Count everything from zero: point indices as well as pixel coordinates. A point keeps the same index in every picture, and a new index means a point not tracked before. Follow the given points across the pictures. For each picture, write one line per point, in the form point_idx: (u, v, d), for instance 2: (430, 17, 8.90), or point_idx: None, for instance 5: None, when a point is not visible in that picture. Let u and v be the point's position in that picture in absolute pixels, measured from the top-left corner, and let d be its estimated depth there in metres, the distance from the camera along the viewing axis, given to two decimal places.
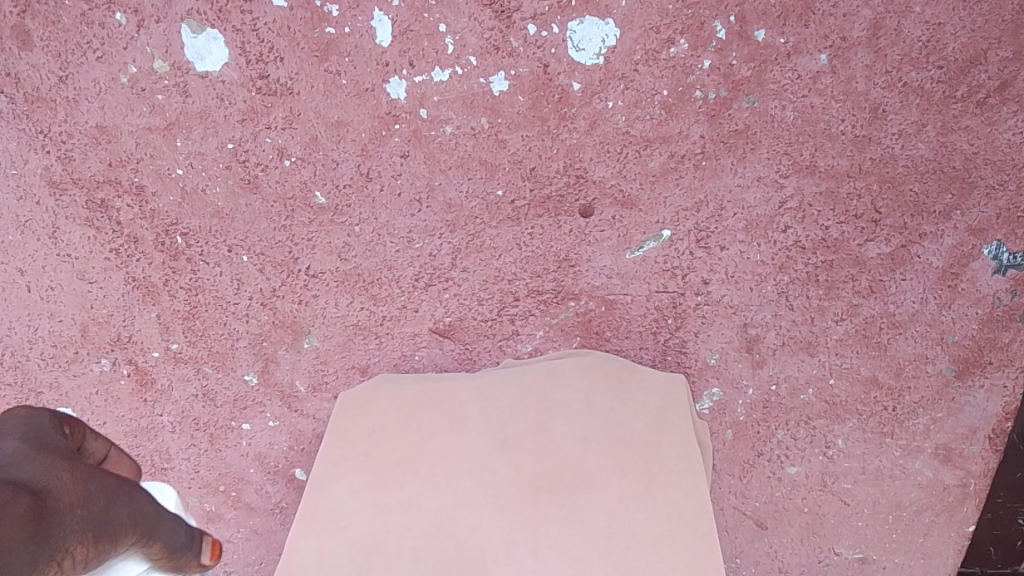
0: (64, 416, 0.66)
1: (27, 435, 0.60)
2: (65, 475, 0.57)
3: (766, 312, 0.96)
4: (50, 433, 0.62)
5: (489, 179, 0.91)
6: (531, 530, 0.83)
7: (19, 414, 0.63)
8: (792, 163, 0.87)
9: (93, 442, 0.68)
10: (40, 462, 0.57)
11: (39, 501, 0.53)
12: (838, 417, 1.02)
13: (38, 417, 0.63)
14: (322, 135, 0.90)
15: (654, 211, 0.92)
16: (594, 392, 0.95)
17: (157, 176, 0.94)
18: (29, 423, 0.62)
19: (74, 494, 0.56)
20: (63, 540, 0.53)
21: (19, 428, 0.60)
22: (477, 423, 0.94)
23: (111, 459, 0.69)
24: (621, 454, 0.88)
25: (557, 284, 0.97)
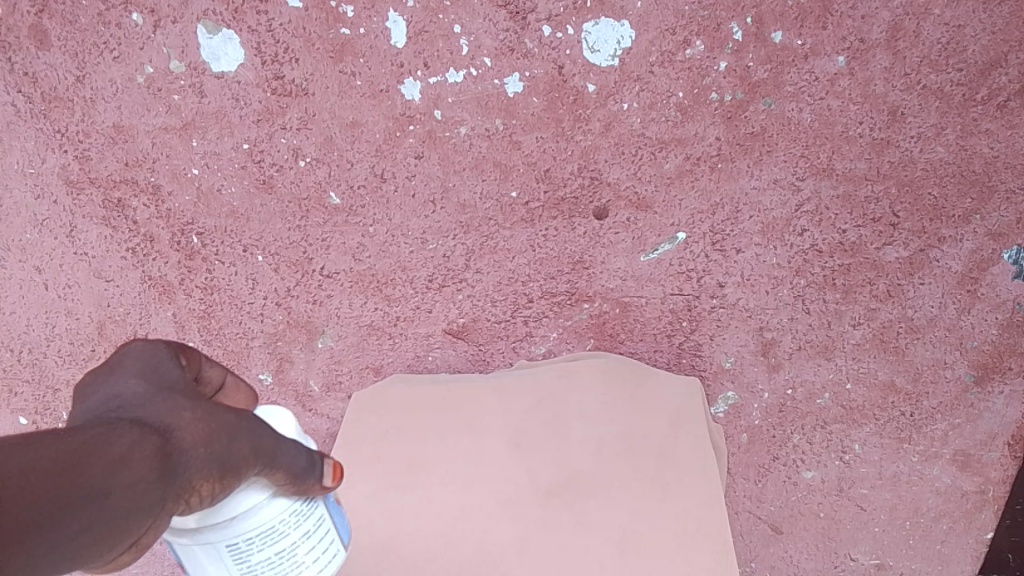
0: (179, 345, 0.59)
1: (142, 370, 0.53)
2: (187, 411, 0.50)
3: (782, 316, 0.95)
4: (166, 366, 0.54)
5: (504, 181, 0.91)
6: (547, 542, 0.86)
7: (135, 344, 0.56)
8: (810, 166, 0.86)
9: (210, 370, 0.60)
10: (160, 400, 0.50)
11: (163, 441, 0.47)
12: (854, 422, 1.01)
13: (156, 350, 0.55)
14: (336, 136, 0.90)
15: (669, 214, 0.91)
16: (609, 400, 0.95)
17: (174, 176, 0.94)
18: (143, 358, 0.54)
19: (198, 430, 0.49)
20: (189, 477, 0.48)
21: (141, 362, 0.54)
22: (491, 430, 0.96)
23: (226, 389, 0.62)
24: (633, 468, 0.90)
25: (571, 286, 0.97)
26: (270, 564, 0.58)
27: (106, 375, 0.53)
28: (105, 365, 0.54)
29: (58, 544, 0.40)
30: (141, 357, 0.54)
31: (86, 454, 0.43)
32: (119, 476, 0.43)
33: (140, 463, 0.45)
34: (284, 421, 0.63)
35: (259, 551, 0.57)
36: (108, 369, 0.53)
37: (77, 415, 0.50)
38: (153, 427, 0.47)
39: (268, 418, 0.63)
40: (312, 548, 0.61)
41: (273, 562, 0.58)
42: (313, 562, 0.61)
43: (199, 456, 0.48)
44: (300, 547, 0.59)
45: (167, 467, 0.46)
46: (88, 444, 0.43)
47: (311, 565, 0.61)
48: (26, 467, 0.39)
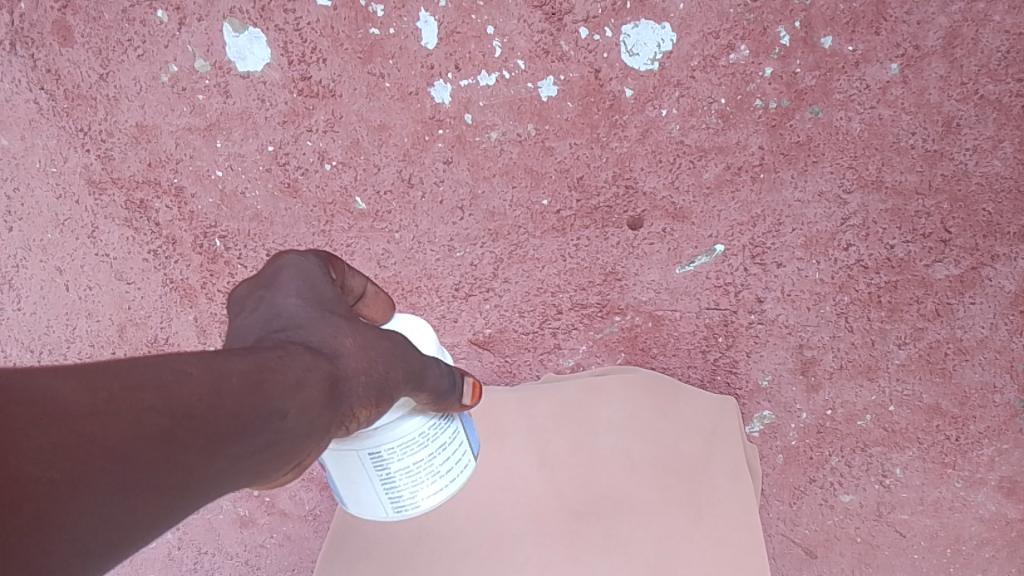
0: (328, 260, 0.58)
1: (304, 291, 0.52)
2: (348, 336, 0.50)
3: (824, 334, 0.91)
4: (321, 281, 0.54)
5: (535, 188, 0.88)
6: (568, 550, 0.84)
7: (291, 260, 0.55)
8: (857, 178, 0.82)
9: (353, 280, 0.60)
10: (324, 324, 0.50)
11: (332, 365, 0.47)
12: (896, 446, 0.97)
13: (311, 273, 0.55)
14: (364, 139, 0.88)
15: (707, 225, 0.87)
16: (637, 414, 0.92)
17: (196, 177, 0.92)
18: (303, 280, 0.54)
19: (360, 358, 0.50)
20: (352, 404, 0.48)
21: (303, 284, 0.53)
22: (511, 440, 0.93)
23: (366, 298, 0.62)
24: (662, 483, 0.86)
25: (602, 297, 0.93)
26: (408, 472, 0.60)
27: (271, 293, 0.52)
28: (270, 282, 0.54)
29: (238, 460, 0.40)
30: (300, 269, 0.54)
31: (263, 377, 0.41)
32: (294, 400, 0.43)
33: (313, 388, 0.44)
34: (426, 338, 0.64)
35: (399, 461, 0.59)
36: (267, 284, 0.53)
37: (246, 329, 0.50)
38: (320, 353, 0.47)
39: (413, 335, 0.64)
40: (445, 459, 0.62)
41: (410, 471, 0.60)
42: (446, 472, 0.62)
43: (364, 380, 0.49)
44: (435, 458, 0.61)
45: (333, 391, 0.46)
46: (268, 366, 0.42)
47: (443, 475, 0.62)
48: (214, 388, 0.38)
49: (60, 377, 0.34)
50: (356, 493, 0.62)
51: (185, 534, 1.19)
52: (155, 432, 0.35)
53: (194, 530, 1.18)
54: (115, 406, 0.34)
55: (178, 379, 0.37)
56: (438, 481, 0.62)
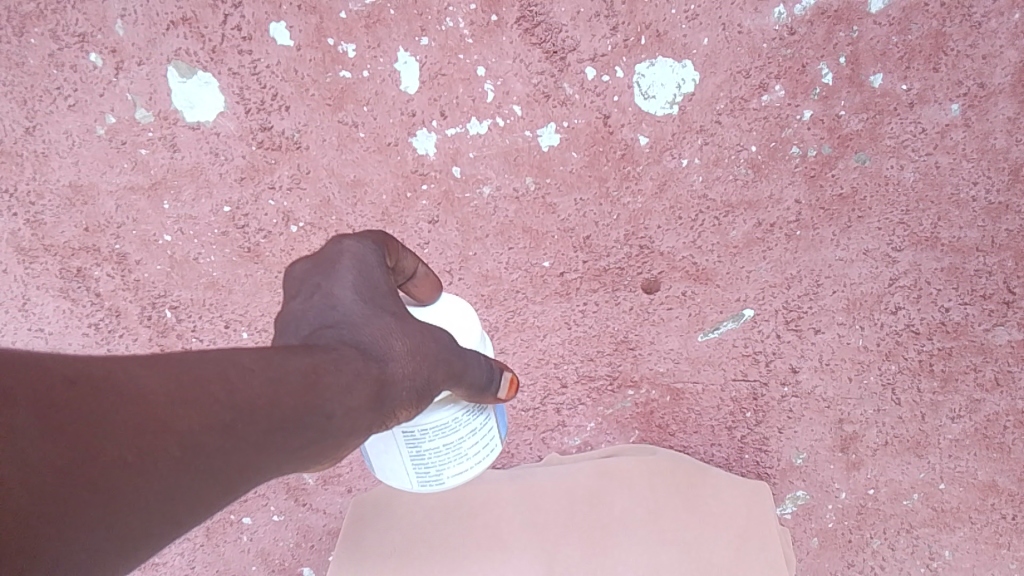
0: (384, 242, 0.51)
1: (360, 285, 0.46)
2: (397, 338, 0.45)
3: (867, 407, 0.80)
4: (375, 272, 0.48)
5: (534, 250, 0.76)
6: None
7: (346, 244, 0.49)
8: (908, 235, 0.73)
9: (406, 260, 0.53)
10: (377, 321, 0.45)
11: (382, 369, 0.43)
12: (947, 527, 0.85)
13: (368, 263, 0.48)
14: (335, 196, 0.76)
15: (734, 288, 0.76)
16: (666, 500, 0.82)
17: (142, 242, 0.80)
18: (359, 272, 0.47)
19: (409, 363, 0.44)
20: (395, 407, 0.44)
21: (359, 277, 0.47)
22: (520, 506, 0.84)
23: (417, 278, 0.55)
24: None
25: (612, 368, 0.81)
26: (437, 453, 0.55)
27: (324, 279, 0.46)
28: (325, 264, 0.48)
29: (286, 453, 0.39)
30: (356, 258, 0.48)
31: (315, 381, 0.39)
32: (339, 402, 0.40)
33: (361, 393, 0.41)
34: (472, 330, 0.57)
35: (429, 441, 0.54)
36: (319, 266, 0.47)
37: (291, 323, 0.45)
38: (368, 356, 0.43)
39: (459, 323, 0.56)
40: (475, 443, 0.56)
41: (440, 452, 0.55)
42: (476, 454, 0.57)
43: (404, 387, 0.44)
44: (467, 440, 0.56)
45: (378, 396, 0.42)
46: (316, 371, 0.40)
47: (473, 457, 0.57)
48: (271, 385, 0.38)
49: (142, 364, 0.35)
50: (383, 462, 0.58)
51: None
52: (205, 425, 0.35)
53: None
54: (156, 402, 0.34)
55: (229, 378, 0.36)
56: (468, 462, 0.57)
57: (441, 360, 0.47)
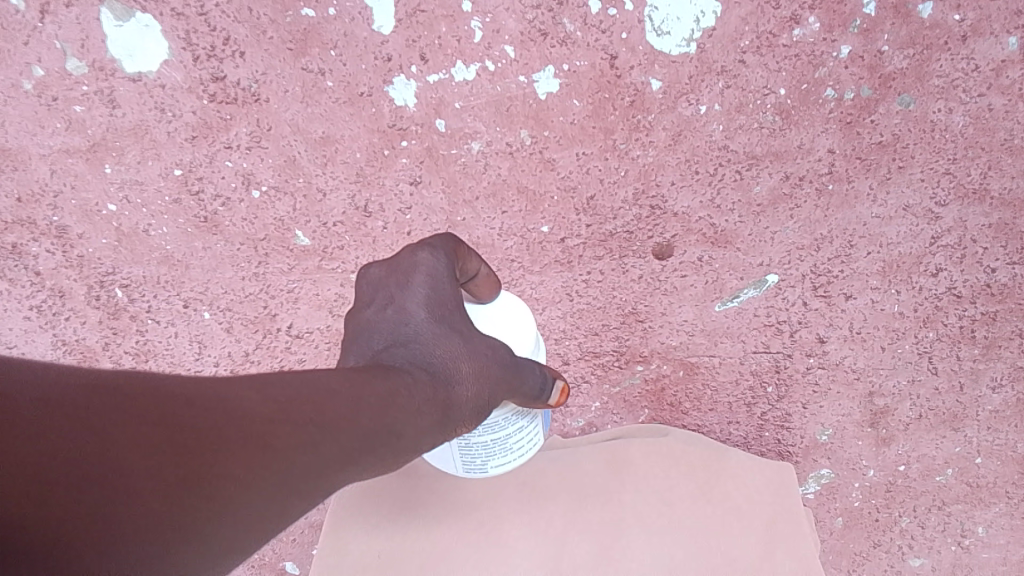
0: (455, 250, 0.51)
1: (432, 304, 0.48)
2: (465, 361, 0.47)
3: (901, 377, 0.73)
4: (446, 292, 0.49)
5: (531, 213, 0.68)
6: None
7: (422, 255, 0.49)
8: (954, 186, 0.64)
9: (470, 263, 0.53)
10: (447, 342, 0.47)
11: (448, 392, 0.46)
12: (981, 503, 0.79)
13: (442, 281, 0.48)
14: (302, 156, 0.67)
15: (757, 251, 0.68)
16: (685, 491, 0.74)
17: (83, 213, 0.70)
18: (431, 287, 0.48)
19: (473, 386, 0.47)
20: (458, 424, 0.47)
21: (431, 292, 0.48)
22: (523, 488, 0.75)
23: (479, 278, 0.56)
24: None
25: (619, 343, 0.73)
26: (482, 445, 0.56)
27: (398, 291, 0.48)
28: (401, 276, 0.48)
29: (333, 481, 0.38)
30: (431, 271, 0.48)
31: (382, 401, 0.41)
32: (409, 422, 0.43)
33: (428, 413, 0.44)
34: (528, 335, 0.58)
35: (477, 435, 0.56)
36: (396, 279, 0.48)
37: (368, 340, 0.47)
38: (437, 381, 0.45)
39: (517, 326, 0.58)
40: (518, 441, 0.58)
41: (484, 445, 0.56)
42: (518, 451, 0.58)
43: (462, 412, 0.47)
44: (512, 436, 0.57)
45: (443, 419, 0.45)
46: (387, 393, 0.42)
47: (515, 454, 0.58)
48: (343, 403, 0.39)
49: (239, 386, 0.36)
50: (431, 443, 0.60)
51: None
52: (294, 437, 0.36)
53: None
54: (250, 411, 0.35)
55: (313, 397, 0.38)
56: (511, 457, 0.58)
57: (495, 382, 0.49)
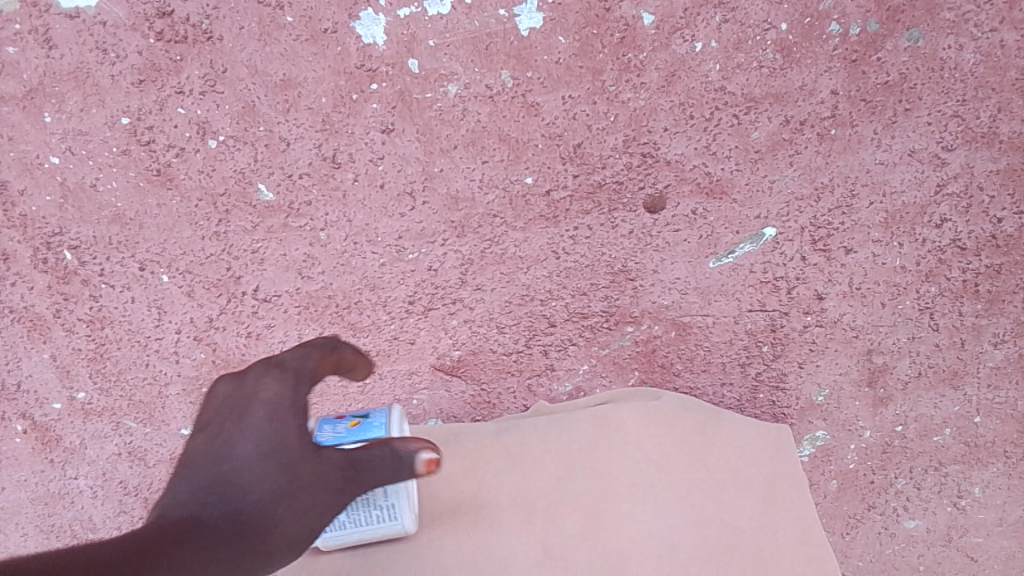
0: (311, 366, 0.49)
1: (271, 442, 0.44)
2: (286, 499, 0.44)
3: (901, 335, 0.69)
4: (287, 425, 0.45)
5: (514, 162, 0.63)
6: None
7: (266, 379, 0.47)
8: (963, 130, 0.61)
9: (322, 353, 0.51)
10: (265, 476, 0.43)
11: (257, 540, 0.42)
12: (978, 463, 0.77)
13: (285, 409, 0.46)
14: (261, 102, 0.61)
15: (754, 203, 0.64)
16: (701, 476, 0.66)
17: (23, 167, 0.64)
18: (272, 414, 0.45)
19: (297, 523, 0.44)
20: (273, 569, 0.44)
21: (270, 418, 0.45)
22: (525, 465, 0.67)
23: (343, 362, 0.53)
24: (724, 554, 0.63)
25: (608, 303, 0.69)
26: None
27: (234, 421, 0.45)
28: (239, 407, 0.46)
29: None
30: (278, 396, 0.46)
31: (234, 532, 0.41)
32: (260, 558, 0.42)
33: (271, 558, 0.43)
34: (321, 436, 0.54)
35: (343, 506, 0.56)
36: (231, 414, 0.45)
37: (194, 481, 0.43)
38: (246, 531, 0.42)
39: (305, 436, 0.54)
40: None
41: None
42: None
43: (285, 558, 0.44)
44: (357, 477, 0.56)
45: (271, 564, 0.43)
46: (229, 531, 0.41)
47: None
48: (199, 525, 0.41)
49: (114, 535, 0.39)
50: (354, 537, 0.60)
51: None
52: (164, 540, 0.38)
53: None
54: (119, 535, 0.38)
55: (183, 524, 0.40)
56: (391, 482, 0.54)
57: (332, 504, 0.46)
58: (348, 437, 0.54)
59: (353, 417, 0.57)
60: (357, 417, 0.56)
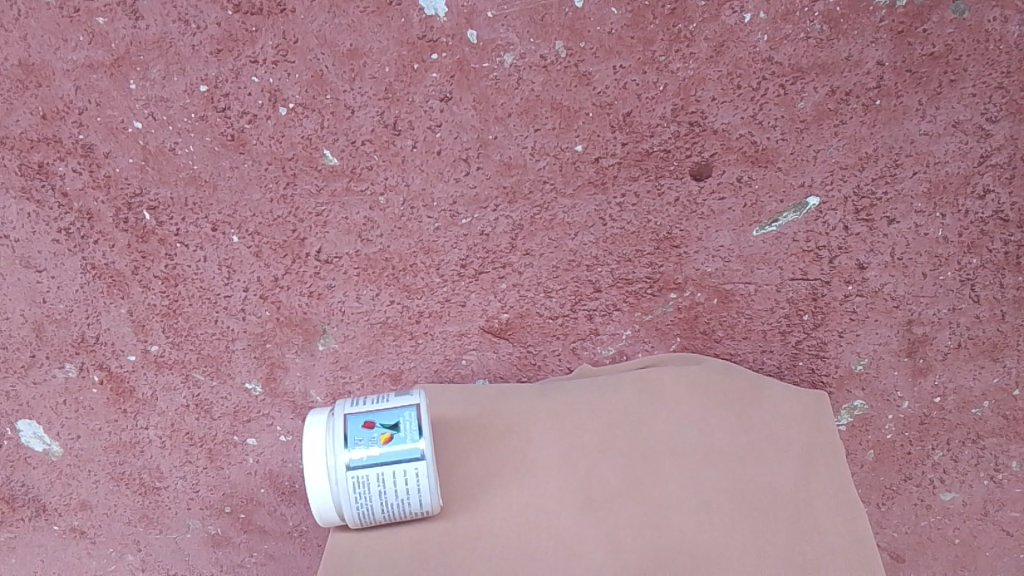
0: None
1: None
2: None
3: (941, 306, 0.71)
4: None
5: (565, 130, 0.66)
6: None
7: None
8: (1006, 102, 0.63)
9: None
10: None
11: None
12: (1017, 436, 0.78)
13: None
14: (329, 71, 0.65)
15: (798, 171, 0.66)
16: (735, 443, 0.70)
17: (109, 131, 0.69)
18: None
19: None
20: None
21: None
22: (575, 443, 0.71)
23: None
24: (749, 506, 0.67)
25: (653, 269, 0.72)
26: (386, 511, 0.63)
27: None
28: None
29: None
30: None
31: None
32: None
33: None
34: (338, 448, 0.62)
35: (362, 501, 0.62)
36: None
37: None
38: None
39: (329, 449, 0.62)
40: (403, 486, 0.62)
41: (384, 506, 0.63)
42: (410, 491, 0.62)
43: None
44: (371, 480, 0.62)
45: None
46: None
47: (415, 492, 0.63)
48: None
49: None
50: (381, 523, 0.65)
51: (148, 555, 0.90)
52: None
53: (158, 552, 0.90)
54: None
55: None
56: (415, 498, 0.63)
57: None
58: (381, 458, 0.61)
59: (385, 427, 0.63)
60: (387, 428, 0.62)
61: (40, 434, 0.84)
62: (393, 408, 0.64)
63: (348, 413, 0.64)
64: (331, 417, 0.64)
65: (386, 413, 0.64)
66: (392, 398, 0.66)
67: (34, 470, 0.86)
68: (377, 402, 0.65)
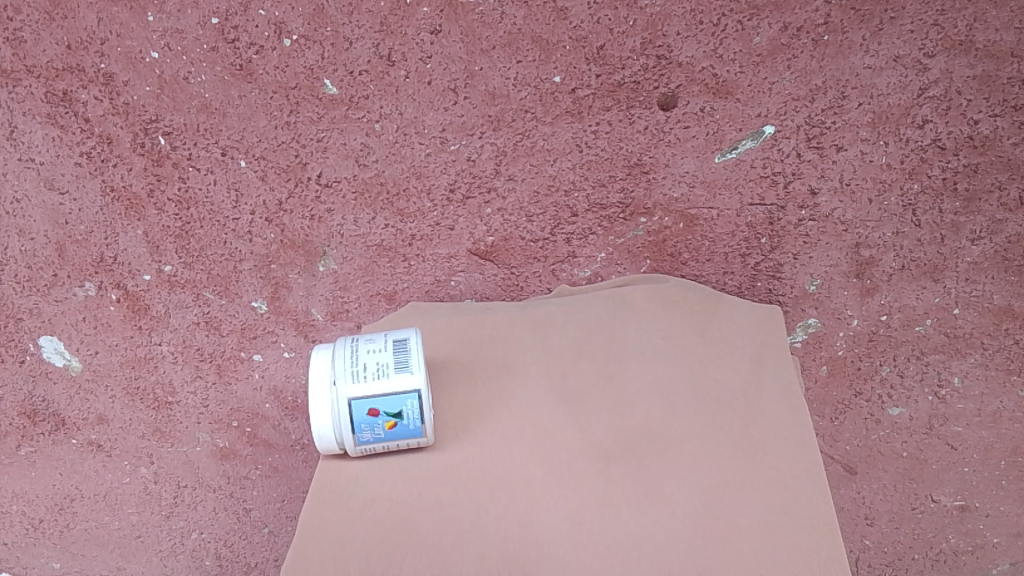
0: None
1: None
2: None
3: (886, 229, 0.78)
4: None
5: (545, 62, 0.73)
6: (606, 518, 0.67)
7: None
8: (942, 38, 0.69)
9: None
10: None
11: None
12: (957, 353, 0.85)
13: None
14: (330, 4, 0.71)
15: (755, 102, 0.73)
16: (694, 347, 0.77)
17: (128, 60, 0.75)
18: None
19: None
20: None
21: None
22: (558, 384, 0.76)
23: None
24: (706, 398, 0.74)
25: (625, 194, 0.79)
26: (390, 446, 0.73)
27: None
28: None
29: None
30: None
31: None
32: None
33: None
34: (344, 424, 0.67)
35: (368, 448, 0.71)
36: None
37: None
38: None
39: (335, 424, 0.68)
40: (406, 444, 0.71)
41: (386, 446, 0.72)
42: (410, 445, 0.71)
43: None
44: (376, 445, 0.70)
45: None
46: None
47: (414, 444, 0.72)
48: None
49: None
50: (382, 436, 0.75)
51: (160, 467, 0.98)
52: None
53: (170, 464, 0.98)
54: None
55: None
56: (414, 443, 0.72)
57: None
58: (387, 438, 0.69)
59: (388, 415, 0.67)
60: (392, 417, 0.67)
61: (61, 350, 0.91)
62: (395, 393, 0.67)
63: (350, 400, 0.67)
64: (334, 394, 0.67)
65: (388, 401, 0.67)
66: (392, 378, 0.67)
67: (55, 385, 0.93)
68: (377, 380, 0.67)
